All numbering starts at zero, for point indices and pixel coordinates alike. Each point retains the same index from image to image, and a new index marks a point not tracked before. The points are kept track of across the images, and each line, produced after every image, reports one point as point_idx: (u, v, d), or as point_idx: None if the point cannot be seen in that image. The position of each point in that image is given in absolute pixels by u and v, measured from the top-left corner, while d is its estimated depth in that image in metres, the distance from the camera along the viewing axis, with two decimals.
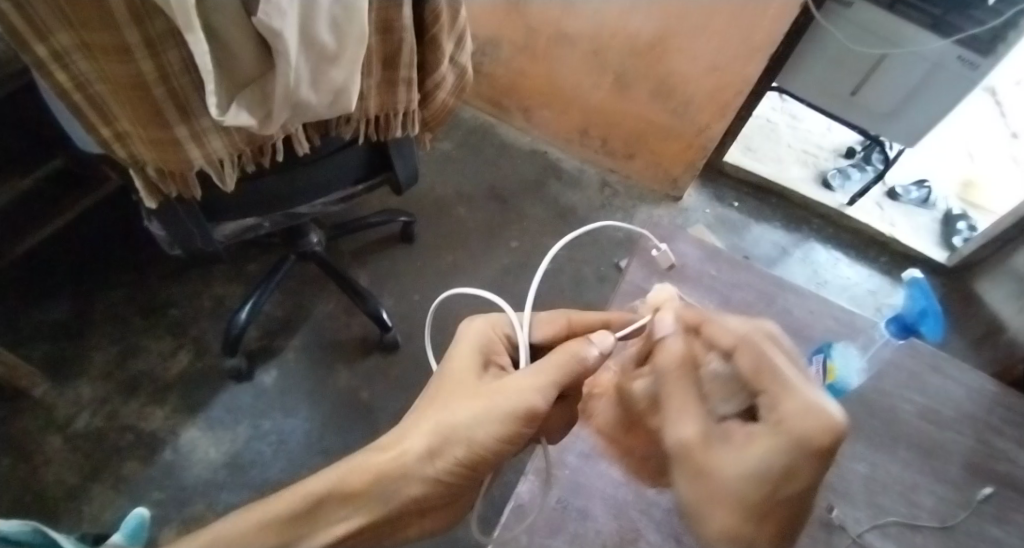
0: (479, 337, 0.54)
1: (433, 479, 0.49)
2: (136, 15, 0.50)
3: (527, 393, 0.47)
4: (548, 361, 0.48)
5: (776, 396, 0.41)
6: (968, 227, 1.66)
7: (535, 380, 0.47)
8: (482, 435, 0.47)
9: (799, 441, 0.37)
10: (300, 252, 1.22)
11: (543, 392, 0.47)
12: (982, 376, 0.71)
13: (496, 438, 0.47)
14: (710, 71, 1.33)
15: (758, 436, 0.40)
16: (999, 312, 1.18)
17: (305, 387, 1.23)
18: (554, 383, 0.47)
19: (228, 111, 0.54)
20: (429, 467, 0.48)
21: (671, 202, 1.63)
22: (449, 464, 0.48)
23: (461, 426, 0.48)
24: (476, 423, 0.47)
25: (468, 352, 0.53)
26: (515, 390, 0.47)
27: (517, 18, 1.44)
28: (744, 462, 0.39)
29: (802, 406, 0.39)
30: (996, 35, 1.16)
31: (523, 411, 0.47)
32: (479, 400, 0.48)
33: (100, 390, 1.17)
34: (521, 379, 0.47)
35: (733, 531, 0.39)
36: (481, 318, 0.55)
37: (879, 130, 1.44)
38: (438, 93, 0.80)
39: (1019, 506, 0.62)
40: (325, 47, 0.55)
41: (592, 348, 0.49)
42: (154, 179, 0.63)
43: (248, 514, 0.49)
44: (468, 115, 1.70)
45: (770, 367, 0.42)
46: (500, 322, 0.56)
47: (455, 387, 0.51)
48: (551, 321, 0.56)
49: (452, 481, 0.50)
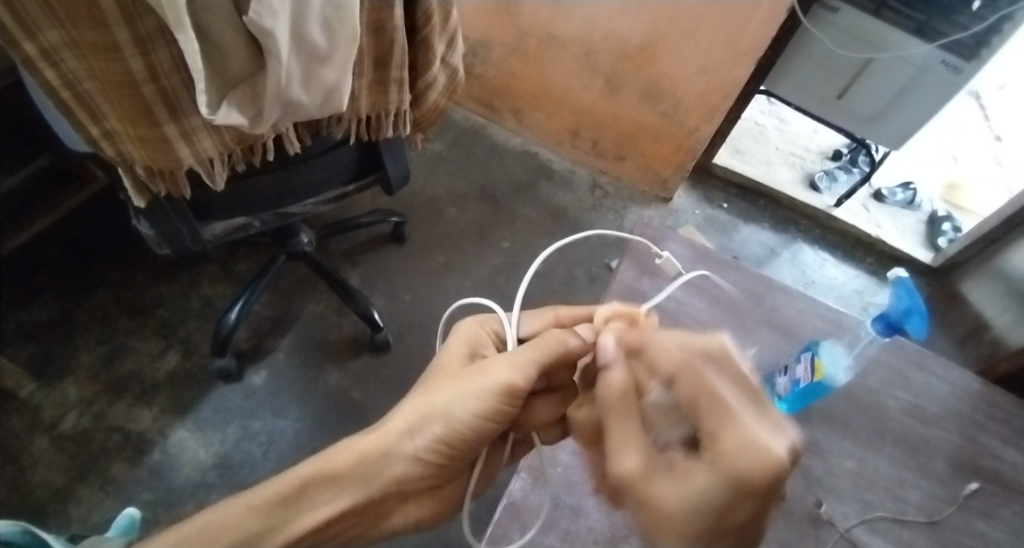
0: (470, 333, 0.55)
1: (414, 457, 0.49)
2: (126, 13, 0.49)
3: (504, 369, 0.47)
4: (530, 343, 0.48)
5: (716, 429, 0.40)
6: (953, 228, 1.68)
7: (509, 359, 0.48)
8: (460, 411, 0.48)
9: (736, 477, 0.37)
10: (290, 253, 1.22)
11: (520, 370, 0.47)
12: (967, 374, 0.72)
13: (473, 414, 0.47)
14: (699, 74, 1.34)
15: (697, 468, 0.39)
16: (983, 312, 1.20)
17: (296, 388, 1.22)
18: (533, 362, 0.47)
19: (218, 110, 0.54)
20: (409, 445, 0.49)
21: (661, 202, 1.64)
22: (428, 441, 0.49)
23: (438, 404, 0.49)
24: (454, 400, 0.48)
25: (457, 345, 0.54)
26: (492, 368, 0.48)
27: (508, 20, 1.44)
28: (686, 494, 0.39)
29: (739, 440, 0.38)
30: (979, 40, 1.19)
31: (500, 387, 0.47)
32: (459, 380, 0.49)
33: (87, 391, 1.16)
34: (499, 358, 0.48)
35: None
36: (470, 317, 0.56)
37: (865, 133, 1.46)
38: (430, 94, 0.79)
39: (1004, 502, 0.63)
40: (316, 47, 0.56)
41: (576, 338, 0.49)
42: (143, 178, 0.62)
43: (235, 500, 0.49)
44: (459, 116, 1.71)
45: (710, 394, 0.41)
46: (491, 320, 0.57)
47: (439, 374, 0.52)
48: (538, 315, 0.57)
49: (433, 461, 0.50)
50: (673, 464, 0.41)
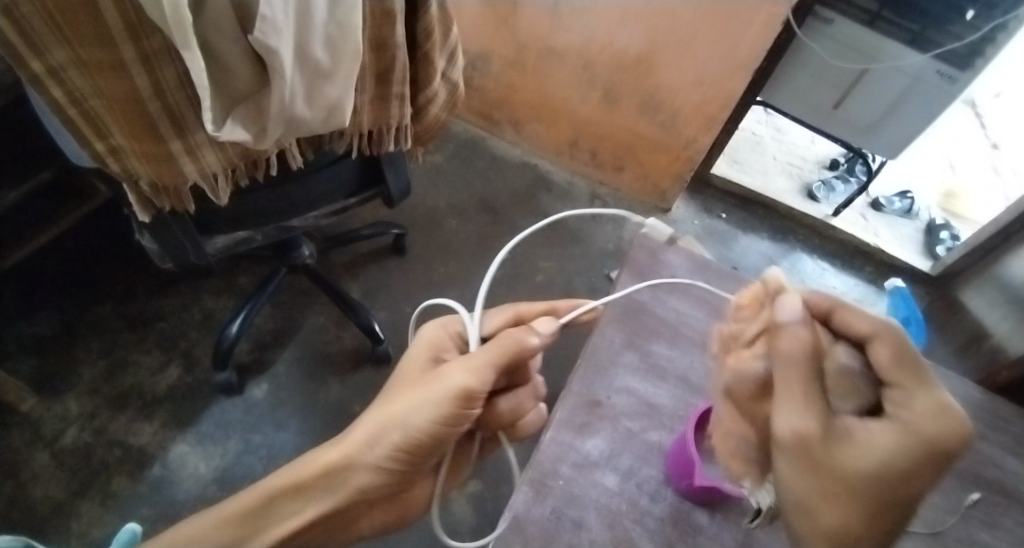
0: (432, 338, 0.56)
1: (375, 467, 0.49)
2: (132, 31, 0.50)
3: (459, 375, 0.46)
4: (485, 345, 0.47)
5: (908, 393, 0.40)
6: (950, 236, 1.69)
7: (463, 363, 0.47)
8: (417, 420, 0.47)
9: (930, 444, 0.37)
10: (291, 265, 1.22)
11: (474, 374, 0.46)
12: (968, 383, 0.73)
13: (431, 422, 0.47)
14: (697, 85, 1.35)
15: (881, 432, 0.39)
16: (983, 320, 1.20)
17: (296, 401, 1.22)
18: (488, 364, 0.46)
19: (224, 126, 0.55)
20: (370, 455, 0.49)
21: (660, 213, 1.65)
22: (388, 450, 0.49)
23: (397, 413, 0.48)
24: (411, 409, 0.48)
25: (421, 350, 0.55)
26: (448, 373, 0.47)
27: (507, 34, 1.46)
28: (870, 458, 0.38)
29: (930, 407, 0.39)
30: (973, 50, 1.20)
31: (455, 394, 0.46)
32: (419, 389, 0.49)
33: (88, 405, 1.16)
34: (454, 364, 0.47)
35: (844, 518, 0.40)
36: (431, 321, 0.57)
37: (861, 143, 1.47)
38: (431, 109, 0.80)
39: (1008, 512, 0.64)
40: (319, 63, 0.56)
41: (532, 336, 0.48)
42: (148, 193, 0.63)
43: (208, 513, 0.51)
44: (459, 128, 1.72)
45: (909, 356, 0.41)
46: (454, 320, 0.57)
47: (403, 382, 0.53)
48: (499, 313, 0.57)
49: (396, 469, 0.50)
50: (850, 428, 0.40)
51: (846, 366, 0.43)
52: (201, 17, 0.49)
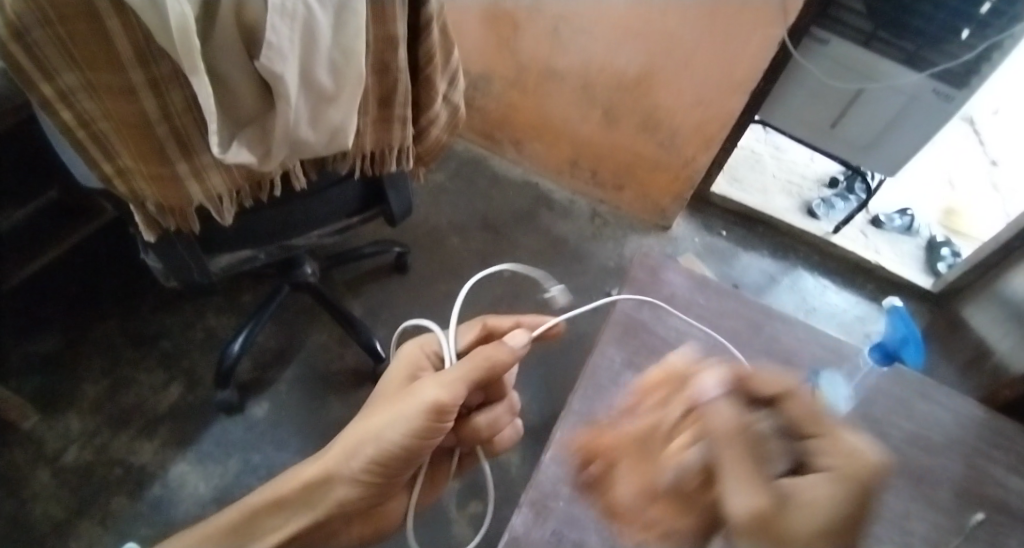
0: (409, 358, 0.57)
1: (351, 480, 0.49)
2: (142, 58, 0.52)
3: (429, 389, 0.47)
4: (460, 361, 0.48)
5: (825, 440, 0.43)
6: (952, 253, 1.70)
7: (434, 378, 0.47)
8: (391, 433, 0.47)
9: (862, 477, 0.39)
10: (294, 283, 1.23)
11: (446, 387, 0.46)
12: (969, 403, 0.75)
13: (405, 435, 0.47)
14: (695, 105, 1.37)
15: (816, 483, 0.39)
16: (986, 336, 1.20)
17: (297, 420, 1.22)
18: (461, 379, 0.47)
19: (229, 149, 0.56)
20: (346, 468, 0.49)
21: (661, 231, 1.66)
22: (363, 464, 0.49)
23: (372, 428, 0.49)
24: (386, 423, 0.48)
25: (400, 367, 0.57)
26: (419, 388, 0.48)
27: (509, 56, 1.49)
28: (816, 517, 0.37)
29: (845, 451, 0.41)
30: (969, 69, 1.22)
31: (427, 407, 0.46)
32: (394, 404, 0.49)
33: (90, 423, 1.16)
34: (427, 379, 0.48)
35: None
36: (410, 340, 0.58)
37: (860, 161, 1.49)
38: (432, 130, 0.82)
39: (1012, 532, 0.65)
40: (324, 88, 0.58)
41: (504, 350, 0.48)
42: (154, 214, 0.64)
43: (190, 532, 0.51)
44: (461, 148, 1.74)
45: (812, 412, 0.45)
46: (427, 337, 0.58)
47: (380, 400, 0.53)
48: (469, 328, 0.58)
49: (372, 484, 0.50)
50: (789, 488, 0.39)
51: (769, 431, 0.43)
52: (210, 44, 0.50)
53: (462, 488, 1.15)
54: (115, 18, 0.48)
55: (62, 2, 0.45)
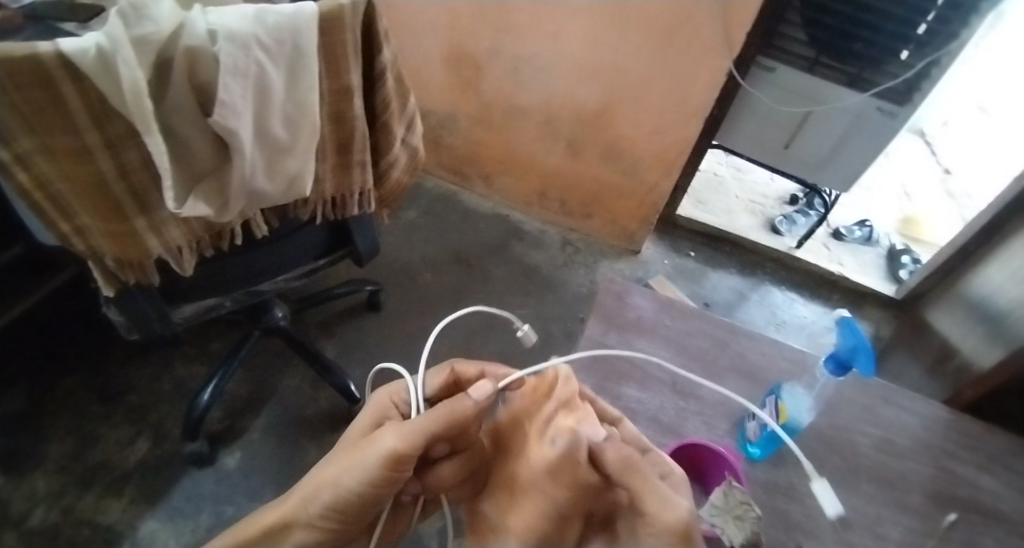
0: (378, 404, 0.56)
1: (310, 524, 0.49)
2: (96, 119, 0.53)
3: (386, 438, 0.46)
4: (424, 412, 0.47)
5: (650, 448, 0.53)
6: (912, 260, 1.76)
7: (394, 428, 0.47)
8: (348, 480, 0.47)
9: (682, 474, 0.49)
10: (264, 328, 1.22)
11: (403, 437, 0.46)
12: (933, 404, 0.77)
13: (361, 483, 0.46)
14: (655, 134, 1.41)
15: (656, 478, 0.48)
16: (948, 338, 1.24)
17: (273, 467, 1.19)
18: (422, 430, 0.46)
19: (186, 203, 0.57)
20: (305, 513, 0.49)
21: (630, 255, 1.70)
22: (321, 510, 0.48)
23: (331, 474, 0.48)
24: (344, 470, 0.47)
25: (367, 414, 0.55)
26: (377, 437, 0.47)
27: (472, 94, 1.53)
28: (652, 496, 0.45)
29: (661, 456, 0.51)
30: (909, 87, 1.29)
31: (384, 457, 0.46)
32: (355, 451, 0.48)
33: (56, 484, 1.12)
34: (387, 427, 0.47)
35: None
36: (379, 387, 0.57)
37: (816, 178, 1.55)
38: (392, 172, 0.83)
39: (984, 529, 0.67)
40: (278, 139, 0.59)
41: (469, 401, 0.48)
42: (112, 269, 0.64)
43: None
44: (430, 184, 1.77)
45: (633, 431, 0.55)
46: (397, 385, 0.57)
47: (345, 446, 0.53)
48: (437, 372, 0.56)
49: (332, 528, 0.49)
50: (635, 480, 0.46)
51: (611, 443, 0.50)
52: (164, 102, 0.52)
53: (444, 526, 1.13)
54: (69, 82, 0.49)
55: (17, 70, 0.46)
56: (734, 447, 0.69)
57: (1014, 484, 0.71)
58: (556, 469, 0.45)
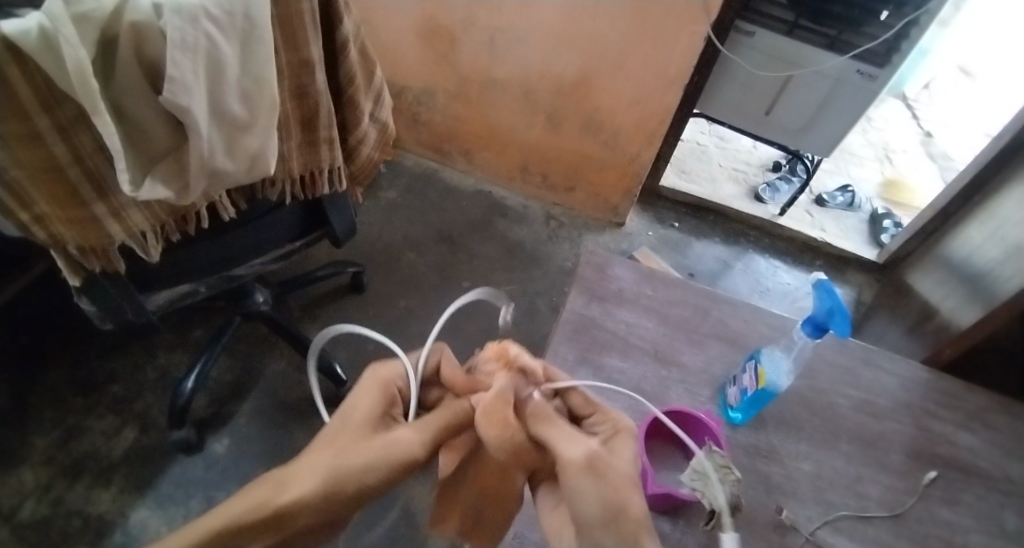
0: (378, 385, 0.47)
1: (309, 515, 0.36)
2: (45, 103, 0.50)
3: (418, 444, 0.40)
4: (431, 414, 0.45)
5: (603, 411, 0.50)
6: (893, 224, 1.78)
7: (421, 433, 0.42)
8: (377, 477, 0.38)
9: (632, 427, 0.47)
10: (245, 313, 1.20)
11: (428, 445, 0.42)
12: (913, 365, 0.78)
13: (387, 484, 0.38)
14: (634, 104, 1.40)
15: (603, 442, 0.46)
16: (928, 298, 1.25)
17: (262, 452, 1.19)
18: (437, 430, 0.43)
19: (143, 186, 0.55)
20: (310, 502, 0.35)
21: (614, 228, 1.69)
22: (334, 505, 0.36)
23: (358, 464, 0.37)
24: (375, 464, 0.38)
25: (365, 398, 0.45)
26: (409, 440, 0.40)
27: (448, 68, 1.50)
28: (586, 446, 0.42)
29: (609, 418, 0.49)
30: (889, 48, 1.28)
31: (415, 460, 0.40)
32: (377, 442, 0.39)
33: (44, 477, 1.11)
34: (411, 431, 0.42)
35: (579, 495, 0.39)
36: (375, 366, 0.49)
37: (798, 143, 1.54)
38: (363, 149, 0.82)
39: (964, 486, 0.68)
40: (237, 117, 0.58)
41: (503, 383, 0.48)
42: (76, 257, 0.62)
43: None
44: (411, 162, 1.74)
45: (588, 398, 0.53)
46: (391, 364, 0.51)
47: (349, 430, 0.41)
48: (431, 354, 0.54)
49: (326, 523, 0.37)
50: (569, 432, 0.44)
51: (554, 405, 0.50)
52: (112, 81, 0.50)
53: None
54: (15, 66, 0.47)
55: None
56: (715, 412, 0.70)
57: (990, 440, 0.73)
58: (490, 407, 0.45)
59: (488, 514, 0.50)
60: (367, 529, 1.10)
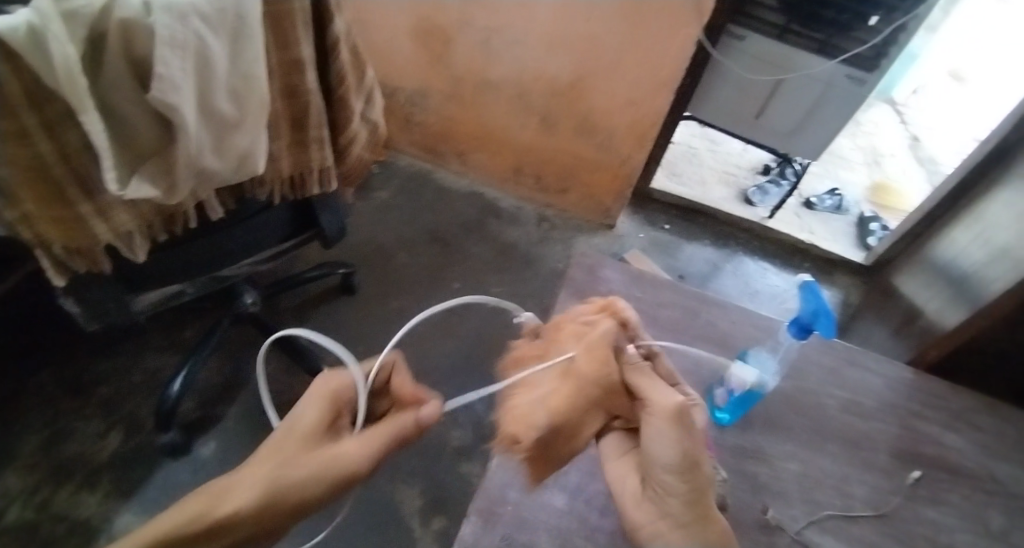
0: (326, 392, 0.50)
1: (248, 525, 0.40)
2: (33, 100, 0.50)
3: (359, 460, 0.44)
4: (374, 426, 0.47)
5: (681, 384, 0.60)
6: (881, 227, 1.80)
7: (362, 446, 0.45)
8: (317, 490, 0.42)
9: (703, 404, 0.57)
10: (235, 314, 1.20)
11: (370, 459, 0.45)
12: (898, 366, 0.79)
13: (326, 496, 0.42)
14: (625, 106, 1.41)
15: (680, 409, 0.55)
16: (914, 300, 1.26)
17: (251, 454, 1.19)
18: (382, 443, 0.46)
19: (129, 185, 0.55)
20: (247, 515, 0.39)
21: (606, 229, 1.70)
22: (273, 517, 0.40)
23: (296, 479, 0.41)
24: (313, 479, 0.42)
25: (311, 409, 0.48)
26: (349, 454, 0.44)
27: (441, 69, 1.50)
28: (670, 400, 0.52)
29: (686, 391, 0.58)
30: (878, 52, 1.29)
31: (355, 474, 0.44)
32: (316, 457, 0.43)
33: (29, 479, 1.10)
34: (354, 444, 0.45)
35: (664, 436, 0.48)
36: (323, 373, 0.51)
37: (787, 147, 1.56)
38: (353, 149, 0.82)
39: (948, 485, 0.69)
40: (226, 116, 0.58)
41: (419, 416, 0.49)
42: (62, 256, 0.61)
43: None
44: (403, 163, 1.74)
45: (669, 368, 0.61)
46: (339, 374, 0.52)
47: (291, 441, 0.45)
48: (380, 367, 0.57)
49: (269, 530, 0.41)
50: (658, 384, 0.53)
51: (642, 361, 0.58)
52: (100, 78, 0.50)
53: (424, 504, 1.15)
54: (3, 62, 0.46)
55: None
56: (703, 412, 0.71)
57: (974, 440, 0.74)
58: (596, 347, 0.55)
59: (557, 445, 0.53)
60: (356, 530, 1.10)
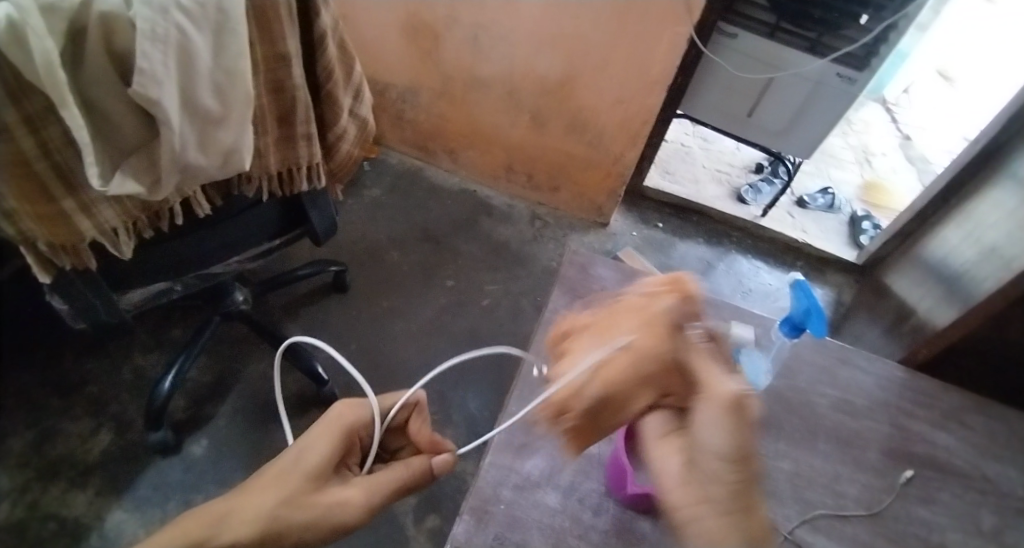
0: (343, 426, 0.50)
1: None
2: (11, 95, 0.49)
3: (360, 512, 0.47)
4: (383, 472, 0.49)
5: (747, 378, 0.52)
6: (872, 226, 1.80)
7: (366, 495, 0.47)
8: (312, 535, 0.44)
9: None
10: (225, 312, 1.19)
11: (370, 511, 0.48)
12: (889, 365, 0.79)
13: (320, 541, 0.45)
14: (617, 104, 1.40)
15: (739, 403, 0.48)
16: (906, 298, 1.27)
17: (242, 453, 1.18)
18: (386, 493, 0.49)
19: (112, 181, 0.54)
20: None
21: (599, 228, 1.69)
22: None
23: (297, 526, 0.44)
24: (311, 528, 0.44)
25: (322, 442, 0.49)
26: (352, 505, 0.46)
27: (432, 67, 1.49)
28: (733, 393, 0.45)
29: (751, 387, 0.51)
30: (868, 51, 1.29)
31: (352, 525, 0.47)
32: (320, 502, 0.45)
33: (18, 479, 1.09)
34: (357, 492, 0.47)
35: (721, 427, 0.41)
36: (343, 404, 0.51)
37: (779, 145, 1.56)
38: (342, 145, 0.81)
39: (940, 484, 0.69)
40: (209, 111, 0.57)
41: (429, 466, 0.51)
42: (46, 253, 0.60)
43: None
44: (395, 160, 1.73)
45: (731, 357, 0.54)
46: (362, 406, 0.52)
47: (297, 475, 0.46)
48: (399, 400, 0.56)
49: None
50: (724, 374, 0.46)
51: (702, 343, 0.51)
52: (80, 73, 0.49)
53: (418, 503, 1.14)
54: None
55: None
56: None
57: (965, 438, 0.74)
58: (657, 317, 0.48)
59: (600, 417, 0.47)
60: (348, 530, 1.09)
